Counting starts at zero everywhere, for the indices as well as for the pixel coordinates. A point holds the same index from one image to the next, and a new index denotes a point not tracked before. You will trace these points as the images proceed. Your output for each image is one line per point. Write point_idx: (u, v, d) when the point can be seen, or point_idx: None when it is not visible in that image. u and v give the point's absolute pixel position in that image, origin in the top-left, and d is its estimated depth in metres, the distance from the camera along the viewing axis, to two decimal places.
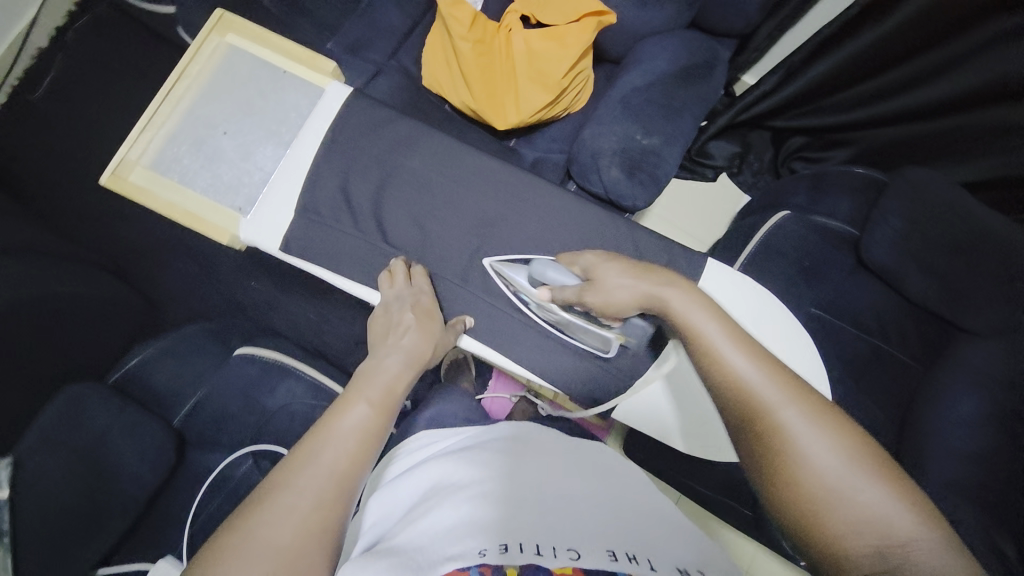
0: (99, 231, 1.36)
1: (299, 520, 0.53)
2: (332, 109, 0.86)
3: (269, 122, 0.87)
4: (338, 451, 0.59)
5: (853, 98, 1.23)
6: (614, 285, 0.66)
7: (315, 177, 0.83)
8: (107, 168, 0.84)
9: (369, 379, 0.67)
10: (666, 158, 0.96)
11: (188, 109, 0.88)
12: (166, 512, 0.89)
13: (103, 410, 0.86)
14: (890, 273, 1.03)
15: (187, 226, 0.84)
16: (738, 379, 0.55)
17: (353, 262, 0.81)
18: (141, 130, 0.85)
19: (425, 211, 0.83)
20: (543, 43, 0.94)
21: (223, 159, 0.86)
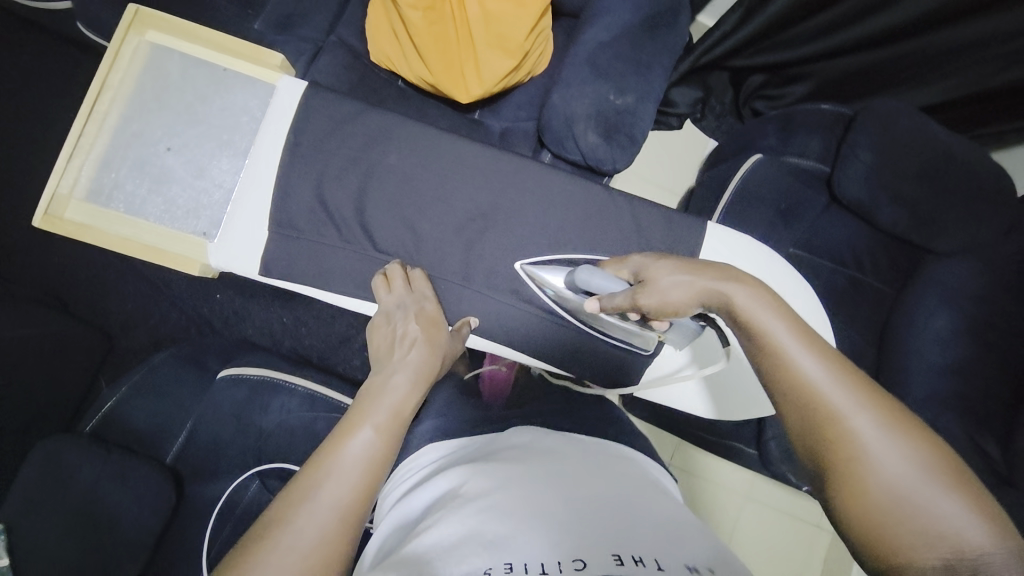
0: (29, 262, 1.22)
1: (299, 562, 0.50)
2: (288, 108, 0.80)
3: (216, 131, 0.79)
4: (341, 485, 0.55)
5: (812, 29, 1.21)
6: (672, 285, 0.58)
7: (287, 188, 0.78)
8: (39, 208, 0.74)
9: (376, 399, 0.64)
10: (641, 117, 0.93)
11: (118, 127, 0.78)
12: (174, 554, 0.84)
13: (86, 464, 0.78)
14: (863, 207, 1.05)
15: (148, 259, 0.77)
16: (805, 381, 0.49)
17: (346, 278, 0.78)
18: (66, 159, 0.76)
19: (411, 208, 0.80)
20: (500, 3, 0.86)
21: (173, 180, 0.78)
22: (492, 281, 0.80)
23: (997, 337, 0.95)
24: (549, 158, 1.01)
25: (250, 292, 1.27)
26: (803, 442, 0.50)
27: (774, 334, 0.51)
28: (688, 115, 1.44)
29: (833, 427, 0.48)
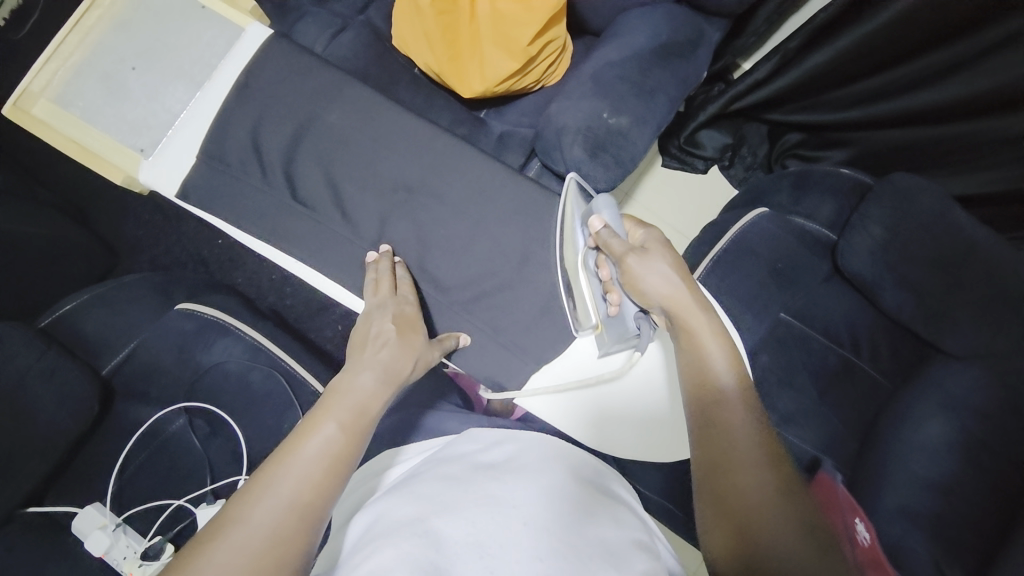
0: (65, 174, 1.34)
1: (250, 560, 0.48)
2: (249, 50, 0.81)
3: (181, 61, 0.83)
4: (299, 480, 0.53)
5: (854, 94, 1.14)
6: (658, 269, 0.65)
7: (224, 123, 0.79)
8: (10, 98, 0.81)
9: (338, 398, 0.61)
10: (634, 141, 0.90)
11: (97, 41, 0.83)
12: (96, 455, 0.94)
13: (21, 353, 0.83)
14: (868, 283, 0.97)
15: (82, 162, 0.82)
16: (710, 373, 0.60)
17: (258, 219, 0.79)
18: (45, 60, 0.82)
19: (341, 168, 0.79)
20: (510, 5, 0.87)
21: (129, 97, 0.82)
22: (433, 269, 0.79)
23: (990, 460, 0.80)
24: (537, 168, 1.01)
25: None
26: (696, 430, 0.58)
27: (699, 331, 0.63)
28: (715, 161, 1.39)
29: (717, 412, 0.57)
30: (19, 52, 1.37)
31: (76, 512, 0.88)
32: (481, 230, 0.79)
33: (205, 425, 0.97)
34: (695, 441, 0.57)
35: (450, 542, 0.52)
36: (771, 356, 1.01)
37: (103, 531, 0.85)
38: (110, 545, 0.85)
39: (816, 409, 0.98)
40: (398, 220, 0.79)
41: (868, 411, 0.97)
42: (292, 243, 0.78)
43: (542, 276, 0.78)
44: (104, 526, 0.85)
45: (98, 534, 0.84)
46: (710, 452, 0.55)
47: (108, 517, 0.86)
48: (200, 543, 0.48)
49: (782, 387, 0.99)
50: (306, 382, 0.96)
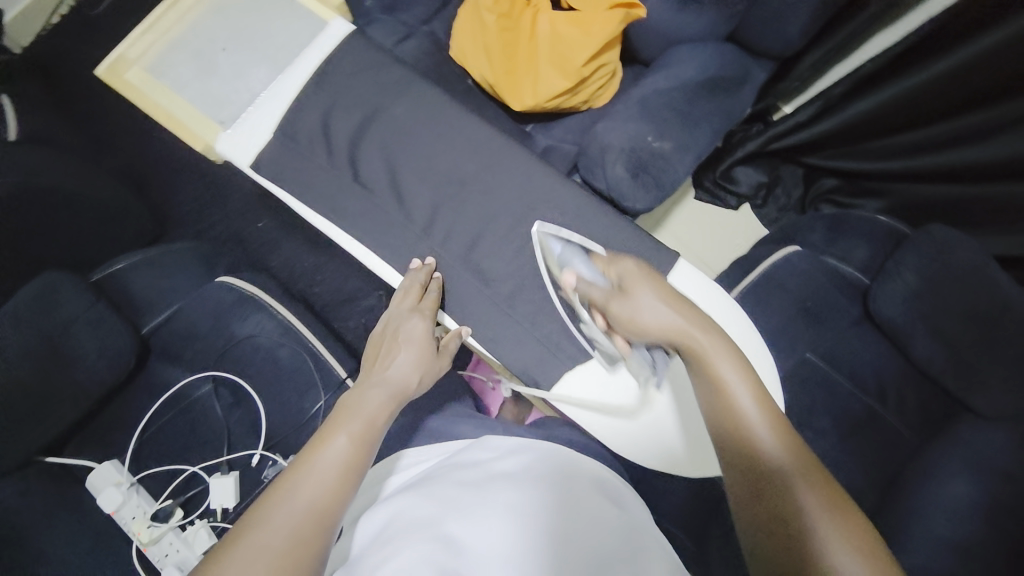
0: (127, 146, 1.43)
1: (272, 559, 0.50)
2: (331, 41, 0.86)
3: (266, 46, 0.89)
4: (320, 486, 0.56)
5: (894, 145, 1.15)
6: (648, 304, 0.63)
7: (301, 105, 0.84)
8: (106, 62, 0.88)
9: (351, 412, 0.64)
10: (675, 166, 0.93)
11: (192, 20, 0.91)
12: (122, 412, 0.97)
13: (72, 301, 0.88)
14: (899, 330, 0.97)
15: (166, 126, 0.87)
16: (735, 414, 0.57)
17: (320, 196, 0.82)
18: (143, 32, 0.90)
19: (399, 158, 0.83)
20: (567, 27, 0.91)
21: (215, 72, 0.88)
22: (468, 265, 0.81)
23: (1015, 525, 0.77)
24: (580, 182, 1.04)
25: (289, 228, 1.41)
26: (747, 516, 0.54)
27: (738, 399, 0.57)
28: (747, 199, 1.41)
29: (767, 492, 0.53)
30: (100, 30, 1.48)
31: (93, 467, 0.91)
32: (518, 232, 0.80)
33: (230, 395, 1.00)
34: (739, 491, 0.55)
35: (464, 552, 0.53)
36: (793, 395, 1.00)
37: (117, 489, 0.88)
38: (121, 503, 0.88)
39: (835, 454, 0.96)
40: (445, 214, 0.81)
41: (890, 462, 0.94)
42: (346, 219, 0.81)
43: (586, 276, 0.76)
44: (119, 483, 0.89)
45: (112, 491, 0.88)
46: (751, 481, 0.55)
47: (124, 476, 0.90)
48: (224, 545, 0.51)
49: (802, 427, 0.98)
50: (330, 365, 0.98)
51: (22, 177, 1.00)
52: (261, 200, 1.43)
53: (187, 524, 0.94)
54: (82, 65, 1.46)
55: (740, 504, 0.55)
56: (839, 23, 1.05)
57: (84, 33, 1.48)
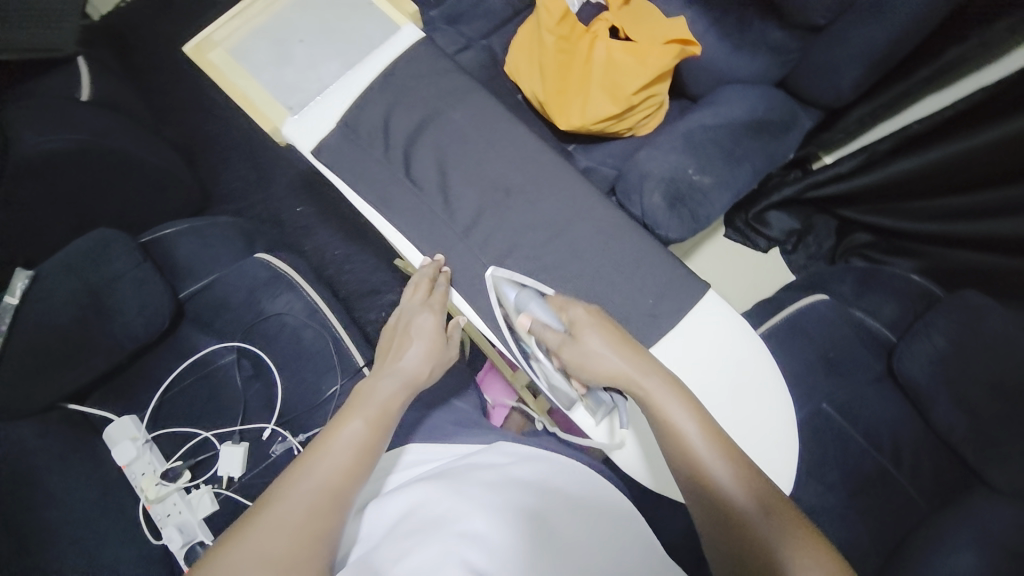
0: (185, 121, 1.50)
1: (289, 533, 0.53)
2: (401, 46, 0.90)
3: (342, 43, 0.93)
4: (335, 467, 0.58)
5: (933, 207, 1.14)
6: (592, 352, 0.66)
7: (365, 102, 0.86)
8: (193, 40, 0.93)
9: (366, 398, 0.66)
10: (712, 201, 0.94)
11: (278, 12, 0.95)
12: (148, 370, 1.00)
13: (121, 259, 0.92)
14: (922, 391, 0.95)
15: (241, 107, 0.90)
16: (690, 452, 0.59)
17: (371, 187, 0.84)
18: (231, 17, 0.94)
19: (452, 161, 0.85)
20: (624, 55, 0.93)
21: (292, 63, 0.93)
22: None
23: None
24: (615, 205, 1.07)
25: (325, 216, 1.45)
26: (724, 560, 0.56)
27: (695, 448, 0.59)
28: (778, 243, 1.41)
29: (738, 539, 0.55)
30: (177, 9, 1.57)
31: (111, 420, 0.95)
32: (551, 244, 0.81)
33: (250, 367, 1.04)
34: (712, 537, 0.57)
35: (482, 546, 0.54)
36: (805, 444, 0.98)
37: (132, 444, 0.91)
38: (133, 458, 0.91)
39: (841, 509, 0.94)
40: (488, 217, 0.82)
41: (899, 527, 0.92)
42: (395, 212, 0.83)
43: (620, 295, 0.76)
44: (134, 439, 0.92)
45: (127, 445, 0.91)
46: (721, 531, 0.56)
47: (140, 432, 0.93)
48: (245, 519, 0.54)
49: (810, 478, 0.97)
50: (350, 352, 1.01)
51: (91, 136, 1.06)
52: (302, 186, 1.48)
53: (192, 487, 0.96)
54: (156, 40, 1.55)
55: (717, 549, 0.56)
56: (892, 81, 1.06)
57: (161, 10, 1.57)
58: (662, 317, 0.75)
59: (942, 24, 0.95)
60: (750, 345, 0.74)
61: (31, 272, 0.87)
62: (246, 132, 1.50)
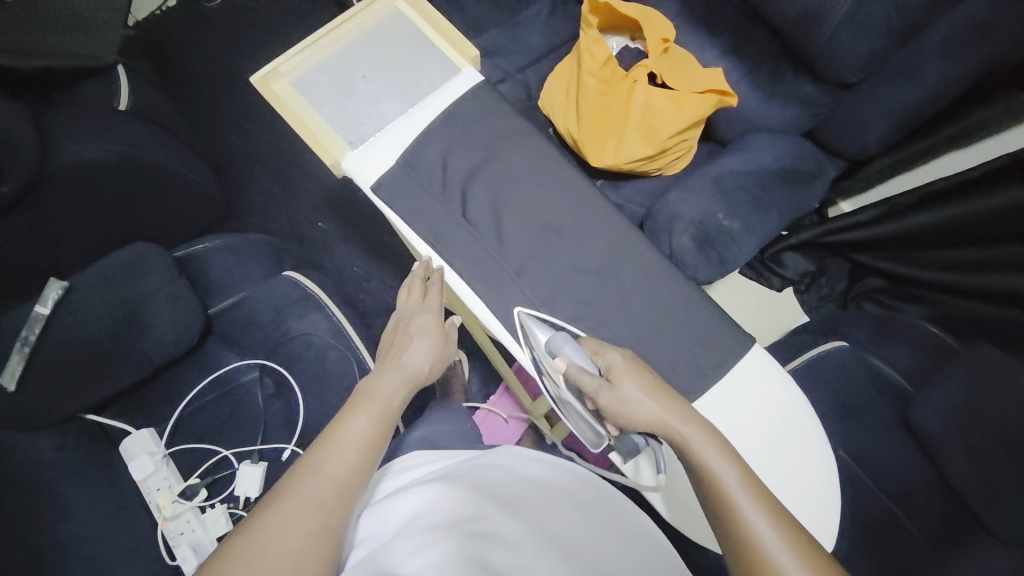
0: (214, 130, 1.52)
1: (302, 526, 0.52)
2: (460, 88, 0.91)
3: (402, 81, 0.92)
4: (345, 459, 0.58)
5: (952, 259, 1.15)
6: (631, 395, 0.65)
7: (423, 139, 0.88)
8: (259, 71, 0.89)
9: (369, 394, 0.66)
10: (739, 245, 0.96)
11: (344, 48, 0.93)
12: (170, 384, 0.99)
13: (158, 274, 0.92)
14: (933, 443, 0.94)
15: (303, 141, 0.87)
16: (717, 480, 0.56)
17: (425, 223, 0.85)
18: (298, 50, 0.91)
19: (504, 201, 0.85)
20: (662, 102, 0.96)
21: (354, 98, 0.90)
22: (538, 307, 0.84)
23: None
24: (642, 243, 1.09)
25: (346, 232, 1.46)
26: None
27: (723, 477, 0.56)
28: (792, 283, 1.44)
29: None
30: (212, 21, 1.60)
31: (130, 432, 0.95)
32: (591, 285, 0.81)
33: (272, 386, 1.02)
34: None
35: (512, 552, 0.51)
36: None
37: (150, 458, 0.91)
38: (150, 473, 0.91)
39: (852, 555, 0.94)
40: (541, 258, 0.83)
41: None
42: (450, 250, 0.84)
43: (663, 340, 0.78)
44: (151, 453, 0.92)
45: (145, 459, 0.90)
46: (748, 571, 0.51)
47: (157, 447, 0.93)
48: (254, 517, 0.52)
49: None
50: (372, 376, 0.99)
51: (128, 147, 1.09)
52: (325, 201, 1.49)
53: (208, 505, 0.95)
54: (192, 52, 1.57)
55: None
56: (923, 135, 1.10)
57: (197, 21, 1.60)
58: (708, 369, 0.76)
59: (975, 87, 1.00)
60: (788, 398, 0.75)
61: (66, 283, 0.87)
62: (273, 146, 1.52)
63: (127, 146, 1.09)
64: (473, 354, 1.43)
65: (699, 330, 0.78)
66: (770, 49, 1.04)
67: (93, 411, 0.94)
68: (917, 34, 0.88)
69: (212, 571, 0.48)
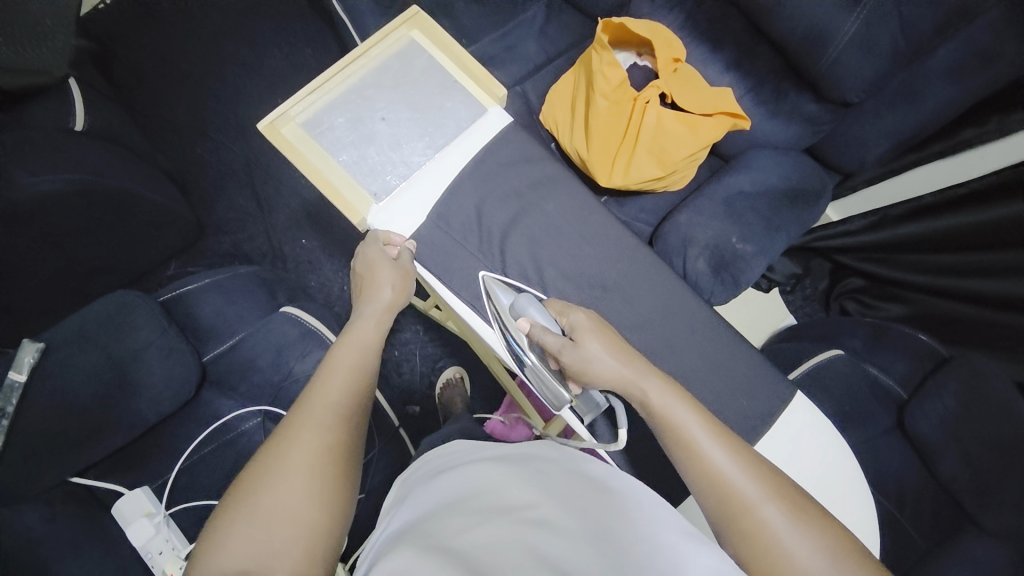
0: (177, 141, 1.39)
1: (307, 454, 0.58)
2: (489, 131, 0.88)
3: (426, 121, 0.86)
4: (338, 393, 0.64)
5: (928, 262, 1.20)
6: (593, 353, 0.67)
7: (454, 191, 0.85)
8: (266, 115, 0.80)
9: (347, 334, 0.70)
10: (752, 267, 0.98)
11: (359, 85, 0.84)
12: (161, 439, 0.91)
13: (148, 325, 0.85)
14: (928, 449, 1.00)
15: (323, 193, 0.80)
16: (684, 436, 0.61)
17: (466, 281, 0.83)
18: (309, 90, 0.82)
19: (546, 254, 0.84)
20: (676, 124, 0.94)
21: (374, 141, 0.83)
22: None
23: None
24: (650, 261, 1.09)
25: (332, 249, 1.36)
26: (723, 535, 0.58)
27: (689, 429, 0.61)
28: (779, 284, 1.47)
29: (750, 528, 0.56)
30: (164, 17, 1.45)
31: (122, 494, 0.87)
32: (632, 335, 0.82)
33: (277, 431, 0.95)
34: (710, 513, 0.59)
35: (531, 521, 0.54)
36: None
37: (147, 520, 0.84)
38: (150, 537, 0.83)
39: None
40: None
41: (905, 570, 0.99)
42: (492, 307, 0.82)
43: (698, 381, 0.80)
44: (149, 515, 0.85)
45: (142, 522, 0.83)
46: (721, 510, 0.58)
47: (156, 507, 0.85)
48: (266, 451, 0.59)
49: None
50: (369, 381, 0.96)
51: (89, 173, 0.98)
52: (304, 216, 1.39)
53: None
54: (144, 52, 1.42)
55: (717, 524, 0.58)
56: (919, 149, 1.16)
57: (146, 17, 1.44)
58: (757, 420, 0.79)
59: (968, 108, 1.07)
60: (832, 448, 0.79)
61: (42, 344, 0.79)
62: (243, 157, 1.40)
63: (88, 172, 0.98)
64: (475, 372, 1.39)
65: (741, 380, 0.81)
66: (773, 66, 1.04)
67: (79, 474, 0.86)
68: (921, 56, 0.89)
69: (244, 495, 0.56)
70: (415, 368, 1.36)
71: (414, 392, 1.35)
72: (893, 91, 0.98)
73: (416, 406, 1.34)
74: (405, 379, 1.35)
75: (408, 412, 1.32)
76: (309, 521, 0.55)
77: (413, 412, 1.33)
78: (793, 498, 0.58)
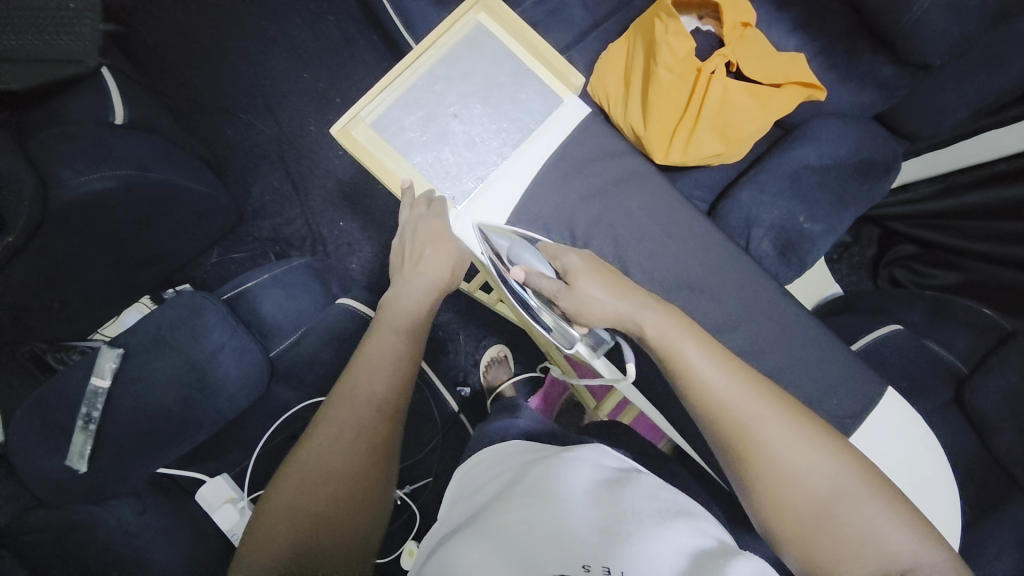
0: (205, 123, 1.35)
1: (348, 446, 0.65)
2: (566, 123, 0.85)
3: (497, 113, 0.82)
4: (384, 383, 0.70)
5: (993, 230, 1.12)
6: (588, 294, 0.68)
7: (534, 190, 0.83)
8: (338, 120, 0.77)
9: (394, 314, 0.76)
10: (820, 247, 0.95)
11: (427, 79, 0.81)
12: (237, 432, 0.94)
13: (218, 327, 0.86)
14: (983, 423, 0.95)
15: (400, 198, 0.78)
16: (685, 361, 0.64)
17: None
18: (378, 89, 0.78)
19: (629, 252, 0.84)
20: (743, 97, 0.89)
21: (449, 141, 0.80)
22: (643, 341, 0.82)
23: None
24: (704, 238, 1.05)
25: (371, 230, 1.34)
26: (724, 458, 0.62)
27: (692, 362, 0.63)
28: None
29: (749, 448, 0.60)
30: None
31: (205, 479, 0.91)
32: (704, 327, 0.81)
33: None
34: (713, 441, 0.63)
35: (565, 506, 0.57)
36: None
37: (231, 506, 0.88)
38: (236, 521, 0.88)
39: None
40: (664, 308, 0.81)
41: None
42: None
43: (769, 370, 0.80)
44: (233, 501, 0.88)
45: (226, 508, 0.87)
46: (720, 433, 0.61)
47: (236, 492, 0.89)
48: (308, 439, 0.65)
49: None
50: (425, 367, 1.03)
51: (136, 169, 0.96)
52: (341, 198, 1.36)
53: None
54: (164, 29, 1.36)
55: (718, 447, 0.62)
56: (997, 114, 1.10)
57: None
58: (847, 416, 0.81)
59: None
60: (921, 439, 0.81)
61: (120, 349, 0.85)
62: (274, 137, 1.36)
63: (134, 168, 0.96)
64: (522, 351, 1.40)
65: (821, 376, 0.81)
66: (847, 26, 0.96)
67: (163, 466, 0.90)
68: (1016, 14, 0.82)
69: (288, 479, 0.62)
70: (459, 347, 1.37)
71: (463, 371, 1.36)
72: (978, 54, 0.91)
73: (466, 386, 1.36)
74: (453, 359, 1.37)
75: (459, 392, 1.34)
76: (349, 522, 0.60)
77: (464, 392, 1.35)
78: (792, 411, 0.62)
